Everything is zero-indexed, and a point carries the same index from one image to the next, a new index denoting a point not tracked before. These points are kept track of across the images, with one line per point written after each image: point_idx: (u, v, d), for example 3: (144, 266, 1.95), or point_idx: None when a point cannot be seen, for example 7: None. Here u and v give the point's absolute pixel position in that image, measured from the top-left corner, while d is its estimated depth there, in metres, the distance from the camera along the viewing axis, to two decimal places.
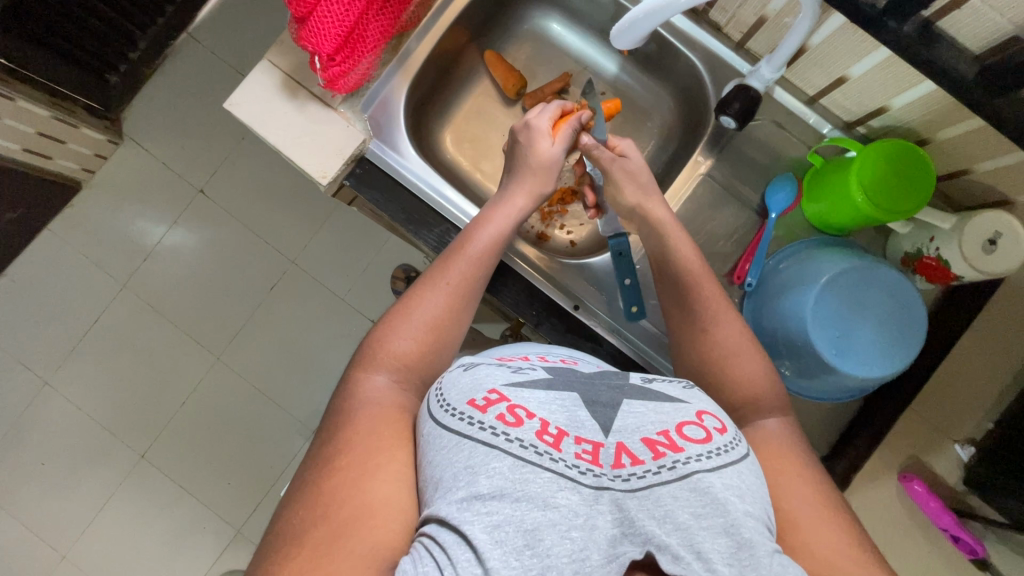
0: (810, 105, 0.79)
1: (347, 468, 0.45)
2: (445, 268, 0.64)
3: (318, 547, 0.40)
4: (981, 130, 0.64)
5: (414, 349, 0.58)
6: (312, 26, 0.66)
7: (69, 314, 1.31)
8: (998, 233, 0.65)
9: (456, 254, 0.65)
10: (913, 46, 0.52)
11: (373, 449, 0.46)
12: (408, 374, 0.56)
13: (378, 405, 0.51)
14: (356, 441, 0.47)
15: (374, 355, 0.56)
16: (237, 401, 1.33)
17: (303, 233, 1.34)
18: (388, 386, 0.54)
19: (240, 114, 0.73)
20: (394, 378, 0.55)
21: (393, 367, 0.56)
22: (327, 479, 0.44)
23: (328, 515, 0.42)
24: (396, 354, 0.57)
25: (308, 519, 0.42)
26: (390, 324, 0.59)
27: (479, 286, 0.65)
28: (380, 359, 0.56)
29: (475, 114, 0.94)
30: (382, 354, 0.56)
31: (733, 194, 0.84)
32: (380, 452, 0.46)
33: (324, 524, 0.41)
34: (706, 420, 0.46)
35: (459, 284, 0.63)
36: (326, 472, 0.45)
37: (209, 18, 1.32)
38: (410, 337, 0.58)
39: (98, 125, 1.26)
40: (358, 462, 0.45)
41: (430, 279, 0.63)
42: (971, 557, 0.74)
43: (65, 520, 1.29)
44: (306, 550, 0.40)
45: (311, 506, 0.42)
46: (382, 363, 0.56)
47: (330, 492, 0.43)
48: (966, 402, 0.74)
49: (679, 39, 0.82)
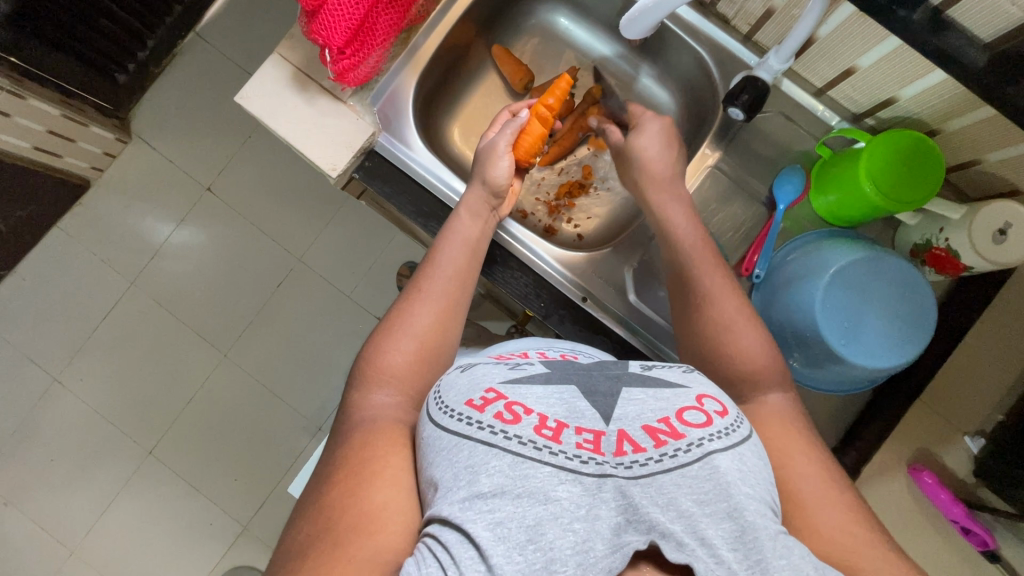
0: (818, 97, 0.80)
1: (344, 481, 0.45)
2: (420, 282, 0.65)
3: (322, 557, 0.40)
4: (991, 120, 0.64)
5: (405, 362, 0.58)
6: (322, 19, 0.67)
7: (78, 312, 1.32)
8: (1008, 223, 0.65)
9: (427, 266, 0.67)
10: (922, 35, 0.52)
11: (368, 457, 0.47)
12: (403, 386, 0.56)
13: (376, 422, 0.51)
14: (354, 457, 0.47)
15: (367, 374, 0.57)
16: (244, 398, 1.33)
17: (311, 230, 1.35)
18: (388, 401, 0.54)
19: (251, 106, 0.74)
20: (390, 393, 0.55)
21: (387, 383, 0.56)
22: (326, 493, 0.45)
23: (329, 527, 0.42)
24: (389, 370, 0.57)
25: (312, 533, 0.42)
26: (378, 342, 0.60)
27: (461, 291, 0.66)
28: (373, 378, 0.56)
29: (483, 109, 0.95)
30: (374, 372, 0.57)
31: (743, 186, 0.84)
32: (376, 460, 0.47)
33: (328, 536, 0.41)
34: (707, 404, 0.46)
35: (437, 292, 0.64)
36: (328, 484, 0.46)
37: (218, 16, 1.34)
38: (398, 351, 0.58)
39: (107, 124, 1.27)
40: (356, 473, 0.46)
41: (411, 293, 0.64)
42: (982, 550, 0.74)
43: (74, 517, 1.30)
44: (310, 561, 0.40)
45: (314, 522, 0.43)
46: (376, 381, 0.56)
47: (332, 505, 0.44)
48: (977, 394, 0.74)
49: (687, 32, 0.83)
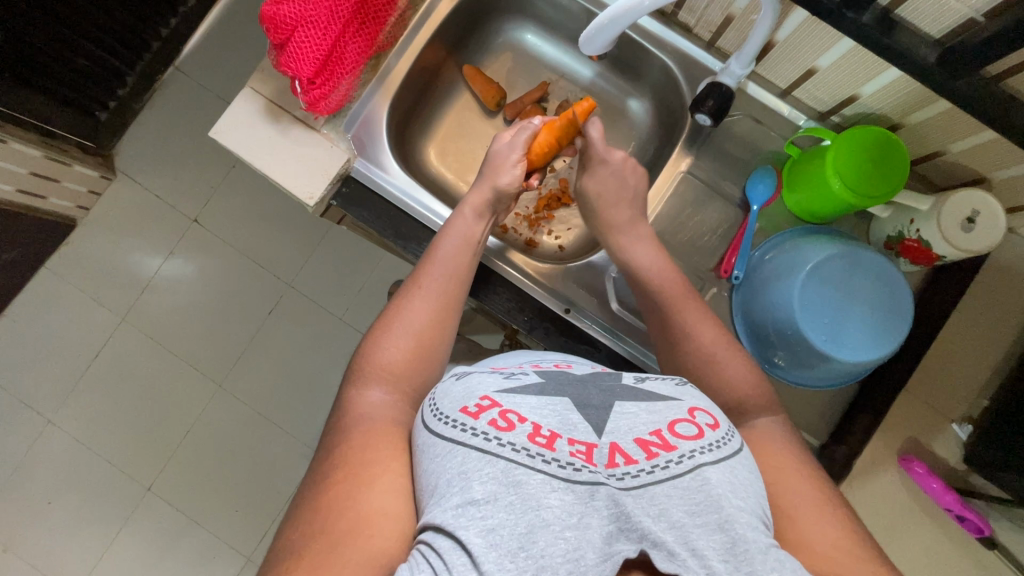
0: (783, 98, 0.81)
1: (343, 480, 0.45)
2: (418, 278, 0.66)
3: (317, 558, 0.40)
4: (950, 112, 0.65)
5: (400, 358, 0.58)
6: (290, 51, 0.68)
7: (70, 351, 1.32)
8: (976, 211, 0.67)
9: (425, 264, 0.68)
10: (872, 35, 0.53)
11: (367, 460, 0.46)
12: (399, 384, 0.57)
13: (372, 420, 0.51)
14: (349, 458, 0.47)
15: (363, 370, 0.57)
16: (241, 426, 1.33)
17: (298, 255, 1.35)
18: (383, 399, 0.54)
19: (224, 141, 0.75)
20: (386, 389, 0.55)
21: (384, 380, 0.56)
22: (324, 492, 0.44)
23: (325, 528, 0.42)
24: (384, 366, 0.57)
25: (306, 532, 0.42)
26: (375, 338, 0.60)
27: (456, 289, 0.66)
28: (370, 374, 0.57)
29: (457, 127, 0.96)
30: (370, 369, 0.57)
31: (717, 190, 0.84)
32: (375, 464, 0.46)
33: (323, 536, 0.41)
34: (698, 417, 0.47)
35: (433, 291, 0.65)
36: (323, 485, 0.45)
37: (195, 49, 1.35)
38: (395, 347, 0.59)
39: (91, 162, 1.28)
40: (354, 475, 0.45)
41: (408, 290, 0.65)
42: (977, 536, 0.74)
43: (76, 558, 1.29)
44: (305, 562, 0.40)
45: (310, 520, 0.43)
46: (372, 377, 0.56)
47: (328, 506, 0.43)
48: (962, 382, 0.75)
49: (650, 41, 0.84)
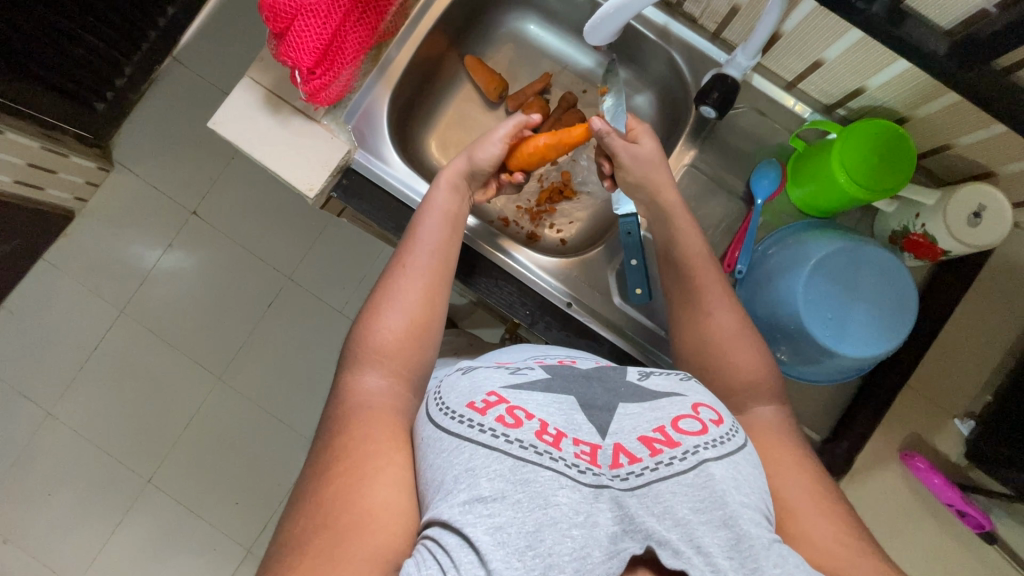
0: (788, 91, 0.81)
1: (343, 474, 0.44)
2: (403, 258, 0.65)
3: (319, 555, 0.39)
4: (959, 105, 0.64)
5: (396, 338, 0.58)
6: (290, 40, 0.68)
7: (69, 343, 1.32)
8: (982, 205, 0.66)
9: (411, 244, 0.66)
10: (882, 26, 0.52)
11: (369, 452, 0.46)
12: (395, 368, 0.56)
13: (371, 408, 0.51)
14: (353, 449, 0.46)
15: (360, 354, 0.57)
16: (240, 418, 1.33)
17: (298, 248, 1.35)
18: (380, 384, 0.54)
19: (223, 132, 0.74)
20: (382, 374, 0.55)
21: (380, 364, 0.56)
22: (324, 487, 0.44)
23: (327, 523, 0.41)
24: (380, 349, 0.57)
25: (308, 527, 0.41)
26: (369, 319, 0.60)
27: (442, 267, 0.65)
28: (364, 358, 0.56)
29: (459, 118, 0.95)
30: (367, 352, 0.57)
31: (721, 184, 0.84)
32: (377, 456, 0.46)
33: (325, 531, 0.41)
34: (702, 412, 0.46)
35: (420, 269, 0.64)
36: (323, 478, 0.44)
37: (193, 40, 1.34)
38: (388, 328, 0.58)
39: (88, 153, 1.27)
40: (355, 467, 0.45)
41: (395, 270, 0.64)
42: (978, 532, 0.74)
43: (75, 549, 1.29)
44: (307, 558, 0.39)
45: (312, 515, 0.42)
46: (369, 362, 0.56)
47: (331, 500, 0.43)
48: (967, 377, 0.75)
49: (655, 32, 0.83)
